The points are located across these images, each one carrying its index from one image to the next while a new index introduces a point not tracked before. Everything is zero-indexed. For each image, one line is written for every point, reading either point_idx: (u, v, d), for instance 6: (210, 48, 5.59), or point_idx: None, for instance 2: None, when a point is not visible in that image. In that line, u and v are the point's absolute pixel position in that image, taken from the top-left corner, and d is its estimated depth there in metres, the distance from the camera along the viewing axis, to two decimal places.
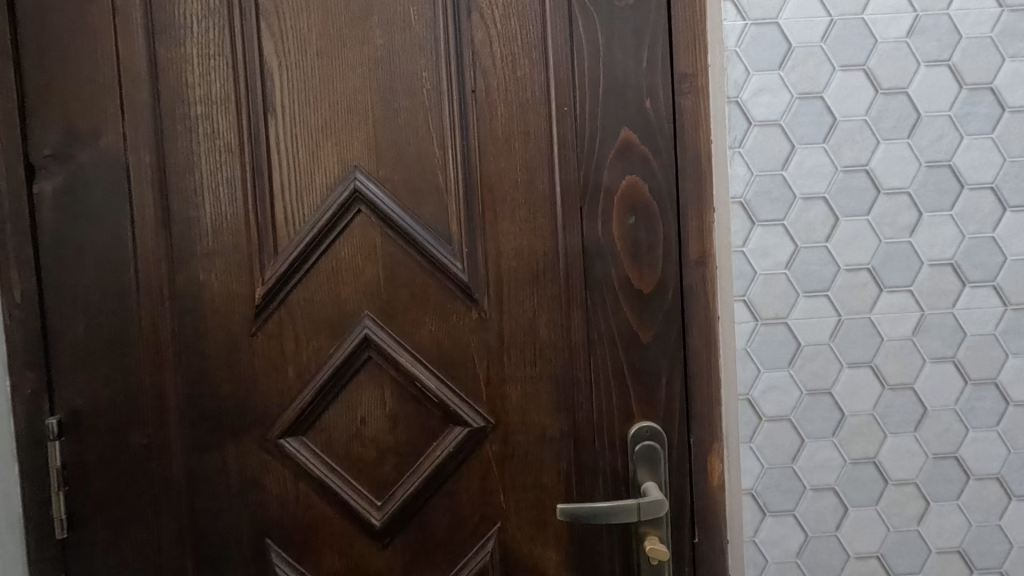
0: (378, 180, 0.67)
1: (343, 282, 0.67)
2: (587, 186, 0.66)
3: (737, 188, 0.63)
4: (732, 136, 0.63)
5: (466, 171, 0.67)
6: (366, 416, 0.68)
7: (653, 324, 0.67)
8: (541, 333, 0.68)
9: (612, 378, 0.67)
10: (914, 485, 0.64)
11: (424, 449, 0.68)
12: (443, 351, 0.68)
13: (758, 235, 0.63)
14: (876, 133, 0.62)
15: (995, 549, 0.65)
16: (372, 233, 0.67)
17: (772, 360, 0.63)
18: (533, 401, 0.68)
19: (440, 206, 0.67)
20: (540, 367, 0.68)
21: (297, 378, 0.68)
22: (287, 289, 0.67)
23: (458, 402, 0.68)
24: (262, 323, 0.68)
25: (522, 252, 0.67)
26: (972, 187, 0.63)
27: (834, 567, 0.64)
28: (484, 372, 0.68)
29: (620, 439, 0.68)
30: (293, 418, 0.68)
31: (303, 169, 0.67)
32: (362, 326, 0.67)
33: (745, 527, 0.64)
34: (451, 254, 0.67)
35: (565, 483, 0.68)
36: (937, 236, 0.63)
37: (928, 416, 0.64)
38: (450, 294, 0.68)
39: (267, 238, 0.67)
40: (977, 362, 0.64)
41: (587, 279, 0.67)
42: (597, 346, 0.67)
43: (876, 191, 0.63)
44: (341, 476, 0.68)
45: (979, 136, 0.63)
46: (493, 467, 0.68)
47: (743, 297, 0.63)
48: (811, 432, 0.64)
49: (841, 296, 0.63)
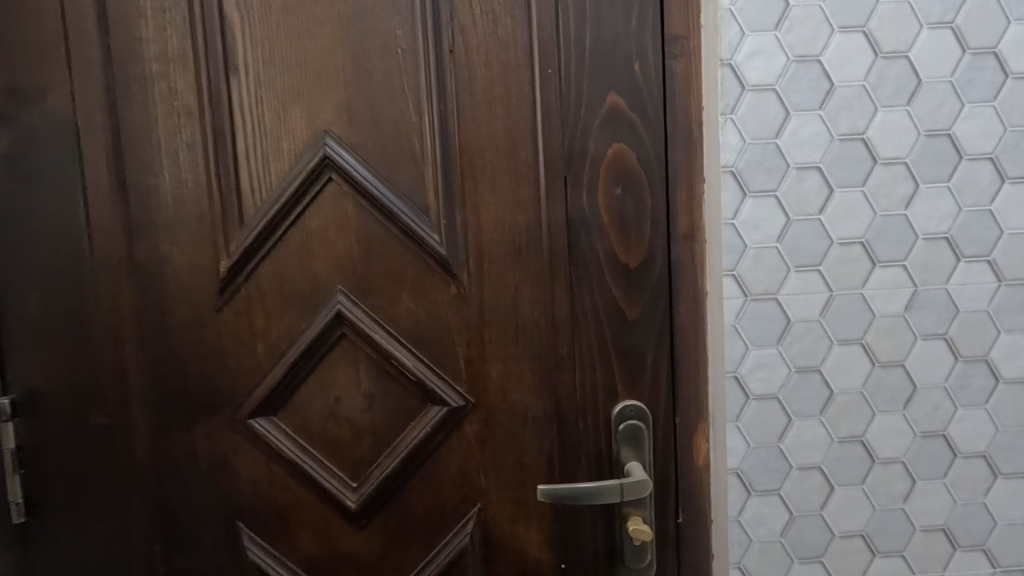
0: (350, 146, 0.63)
1: (314, 255, 0.64)
2: (572, 154, 0.63)
3: (728, 157, 0.60)
4: (724, 102, 0.59)
5: (445, 137, 0.63)
6: (341, 396, 0.66)
7: (640, 300, 0.64)
8: (523, 308, 0.65)
9: (596, 356, 0.65)
10: (901, 463, 0.63)
11: (402, 429, 0.66)
12: (420, 328, 0.65)
13: (749, 207, 0.60)
14: (874, 100, 0.59)
15: (980, 527, 0.64)
16: (344, 203, 0.63)
17: (761, 337, 0.61)
18: (514, 379, 0.65)
19: (417, 175, 0.64)
20: (522, 345, 0.65)
21: (267, 356, 0.65)
22: (256, 262, 0.64)
23: (437, 381, 0.65)
24: (229, 299, 0.64)
25: (503, 225, 0.64)
26: (971, 158, 0.60)
27: (819, 545, 0.64)
28: (463, 349, 0.65)
29: (604, 419, 0.66)
30: (264, 397, 0.65)
31: (270, 134, 0.63)
32: (335, 301, 0.64)
33: (730, 506, 0.63)
34: (428, 225, 0.64)
35: (547, 464, 0.66)
36: (933, 209, 0.61)
37: (918, 394, 0.63)
38: (427, 268, 0.65)
39: (234, 208, 0.63)
40: (969, 339, 0.62)
41: (571, 253, 0.64)
42: (581, 322, 0.65)
43: (873, 161, 0.60)
44: (315, 457, 0.66)
45: (980, 104, 0.60)
46: (473, 448, 0.66)
47: (733, 272, 0.61)
48: (799, 411, 0.62)
49: (833, 271, 0.61)
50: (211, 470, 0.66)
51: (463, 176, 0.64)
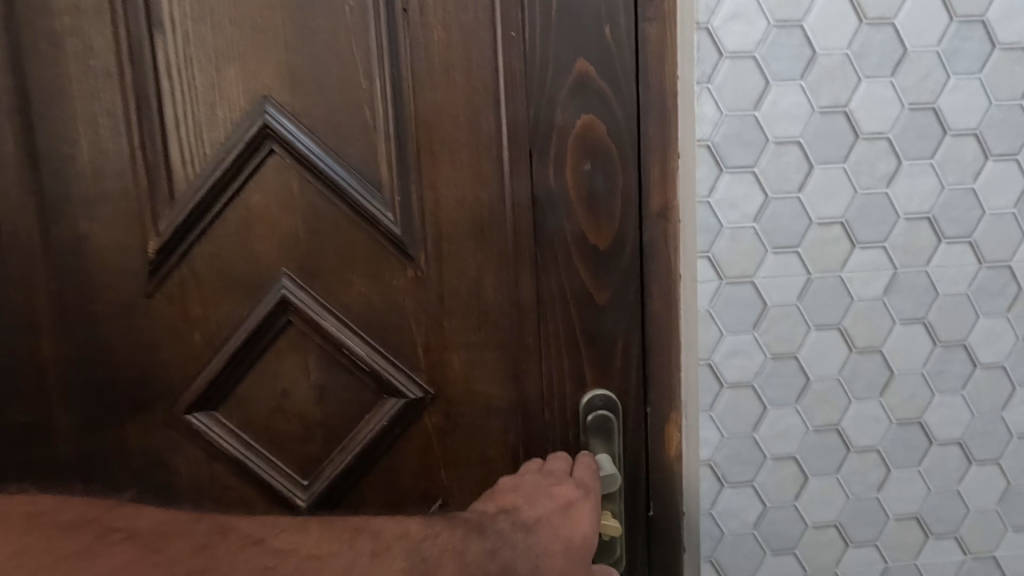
0: (293, 114, 0.57)
1: (255, 236, 0.58)
2: (537, 126, 0.58)
3: (704, 130, 0.56)
4: (700, 70, 0.55)
5: (399, 105, 0.58)
6: (288, 388, 0.61)
7: (609, 284, 0.60)
8: (485, 293, 0.60)
9: (564, 343, 0.61)
10: (876, 452, 0.61)
11: (356, 422, 0.61)
12: (374, 315, 0.60)
13: (725, 184, 0.56)
14: (858, 70, 0.56)
15: (953, 515, 0.63)
16: (288, 178, 0.58)
17: (736, 322, 0.58)
18: (476, 368, 0.61)
19: (368, 147, 0.58)
20: (485, 332, 0.61)
21: (204, 346, 0.59)
22: (190, 243, 0.58)
23: (393, 371, 0.61)
24: (160, 284, 0.58)
25: (464, 202, 0.59)
26: (956, 134, 0.57)
27: (791, 537, 0.61)
28: (422, 338, 0.61)
29: (571, 410, 0.62)
30: (203, 390, 0.60)
31: (202, 100, 0.56)
32: (279, 286, 0.59)
33: (701, 499, 0.60)
34: (381, 203, 0.59)
35: (512, 458, 0.63)
36: (915, 187, 0.58)
37: (894, 381, 0.60)
38: (381, 250, 0.59)
39: (163, 183, 0.57)
40: (947, 323, 0.60)
41: (537, 233, 0.59)
42: (548, 307, 0.61)
43: (855, 136, 0.57)
44: (261, 454, 0.61)
45: (966, 76, 0.57)
46: (433, 441, 0.62)
47: (707, 254, 0.57)
48: (774, 399, 0.59)
49: (812, 252, 0.58)
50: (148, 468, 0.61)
51: (419, 149, 0.58)
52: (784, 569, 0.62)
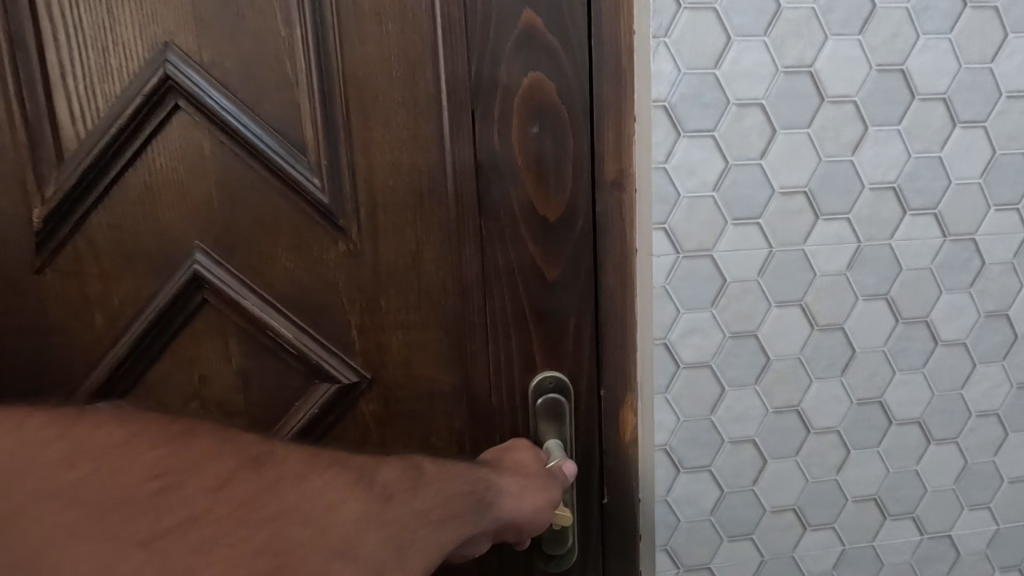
0: (200, 65, 0.50)
1: (163, 204, 0.52)
2: (480, 83, 0.53)
3: (661, 89, 0.51)
4: (656, 23, 0.50)
5: (323, 57, 0.51)
6: (207, 374, 0.55)
7: (560, 258, 0.56)
8: (425, 268, 0.55)
9: (511, 323, 0.57)
10: (835, 433, 0.59)
11: (284, 409, 0.57)
12: (302, 293, 0.55)
13: (683, 149, 0.52)
14: (824, 26, 0.52)
15: (910, 495, 0.61)
16: (198, 138, 0.51)
17: (693, 298, 0.54)
18: (417, 350, 0.56)
19: (290, 104, 0.52)
20: (426, 312, 0.56)
21: (107, 327, 0.54)
22: (86, 213, 0.52)
23: (324, 355, 0.55)
24: (51, 258, 0.52)
25: (399, 168, 0.53)
26: (923, 98, 0.54)
27: (749, 522, 0.59)
28: (356, 318, 0.55)
29: (520, 393, 0.58)
30: (109, 376, 0.54)
31: (92, 48, 0.49)
32: (192, 260, 0.53)
33: (656, 485, 0.57)
34: (305, 167, 0.53)
35: (457, 446, 0.58)
36: (881, 155, 0.55)
37: (856, 359, 0.58)
38: (307, 220, 0.54)
39: (51, 144, 0.51)
40: (910, 299, 0.58)
41: (481, 203, 0.54)
42: (494, 284, 0.56)
43: (820, 99, 0.53)
44: None
45: (936, 36, 0.53)
46: (372, 430, 0.58)
47: (663, 225, 0.53)
48: (733, 380, 0.56)
49: (773, 224, 0.54)
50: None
51: (348, 107, 0.52)
52: (741, 555, 0.60)
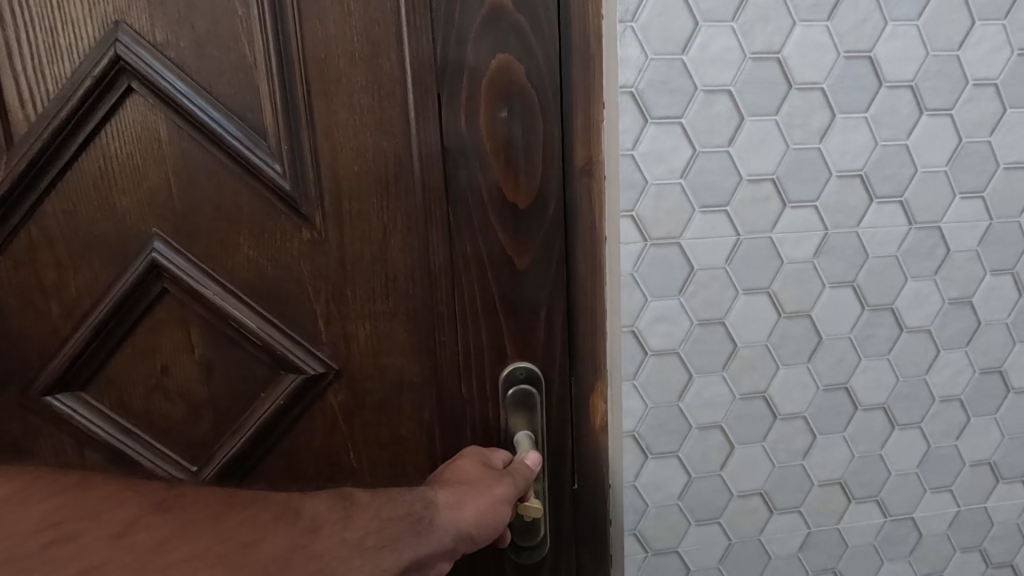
0: (154, 44, 0.49)
1: (118, 190, 0.51)
2: (445, 69, 0.52)
3: (628, 75, 0.50)
4: (623, 6, 0.49)
5: (282, 40, 0.50)
6: (168, 365, 0.54)
7: (531, 246, 0.55)
8: (392, 256, 0.55)
9: (481, 312, 0.56)
10: (802, 418, 0.60)
11: (251, 401, 0.56)
12: (266, 283, 0.54)
13: (650, 136, 0.52)
14: (792, 12, 0.51)
15: (875, 478, 0.62)
16: (153, 121, 0.50)
17: (661, 285, 0.54)
18: (386, 341, 0.56)
19: (248, 86, 0.51)
20: (393, 301, 0.55)
21: (64, 319, 0.53)
22: (37, 200, 0.51)
23: (289, 345, 0.55)
24: (2, 247, 0.51)
25: (363, 152, 0.53)
26: (891, 86, 0.54)
27: (716, 506, 0.60)
28: (322, 309, 0.55)
29: (491, 384, 0.58)
30: (67, 366, 0.53)
31: (40, 28, 0.48)
32: (150, 249, 0.52)
33: (625, 471, 0.58)
34: (265, 152, 0.52)
35: (427, 438, 0.58)
36: (850, 142, 0.55)
37: (823, 345, 0.58)
38: (269, 207, 0.53)
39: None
40: (876, 286, 0.58)
41: (447, 189, 0.54)
42: (462, 272, 0.55)
43: (788, 86, 0.53)
44: (140, 439, 0.55)
45: (905, 23, 0.53)
46: (340, 422, 0.57)
47: (630, 213, 0.53)
48: (700, 367, 0.57)
49: (741, 212, 0.54)
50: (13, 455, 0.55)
51: (309, 90, 0.51)
52: (709, 539, 0.61)
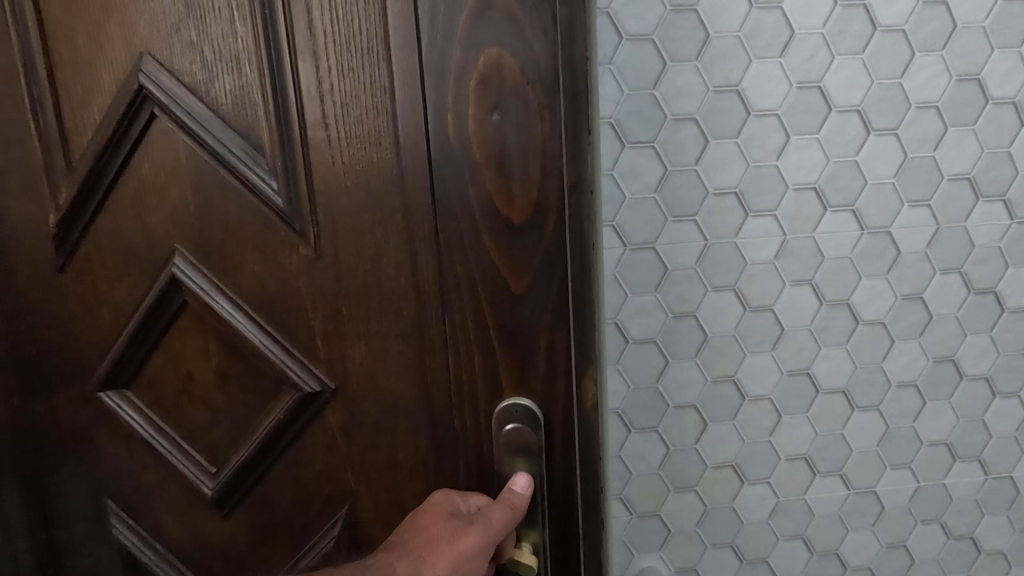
0: (172, 71, 0.58)
1: (150, 208, 0.62)
2: (429, 98, 0.55)
3: (607, 108, 0.61)
4: (602, 52, 0.60)
5: (279, 76, 0.57)
6: (192, 372, 0.65)
7: (527, 271, 0.57)
8: (385, 274, 0.60)
9: (474, 335, 0.59)
10: (768, 400, 0.68)
11: (261, 410, 0.65)
12: (270, 297, 0.62)
13: (627, 158, 0.62)
14: (748, 51, 0.61)
15: (837, 455, 0.70)
16: (173, 146, 0.60)
17: (638, 283, 0.64)
18: (382, 353, 0.61)
19: (254, 115, 0.58)
20: (383, 322, 0.61)
21: (112, 320, 0.65)
22: (92, 215, 0.63)
23: (291, 360, 0.62)
24: (68, 257, 0.64)
25: (357, 168, 0.58)
26: (839, 110, 0.63)
27: (693, 475, 0.69)
28: (320, 324, 0.61)
29: (486, 408, 0.60)
30: (113, 367, 0.65)
31: (85, 70, 0.59)
32: (171, 264, 0.62)
33: (611, 443, 0.68)
34: (263, 169, 0.59)
35: (421, 461, 0.63)
36: (803, 159, 0.63)
37: (785, 336, 0.67)
38: (270, 228, 0.60)
39: (60, 160, 0.62)
40: (833, 284, 0.66)
41: (436, 206, 0.57)
42: (453, 292, 0.59)
43: (746, 112, 0.62)
44: (170, 438, 0.67)
45: (850, 56, 0.62)
46: (337, 440, 0.64)
47: (611, 223, 0.63)
48: (675, 353, 0.66)
49: (708, 220, 0.64)
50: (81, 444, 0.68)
51: (302, 112, 0.57)
52: (687, 505, 0.70)
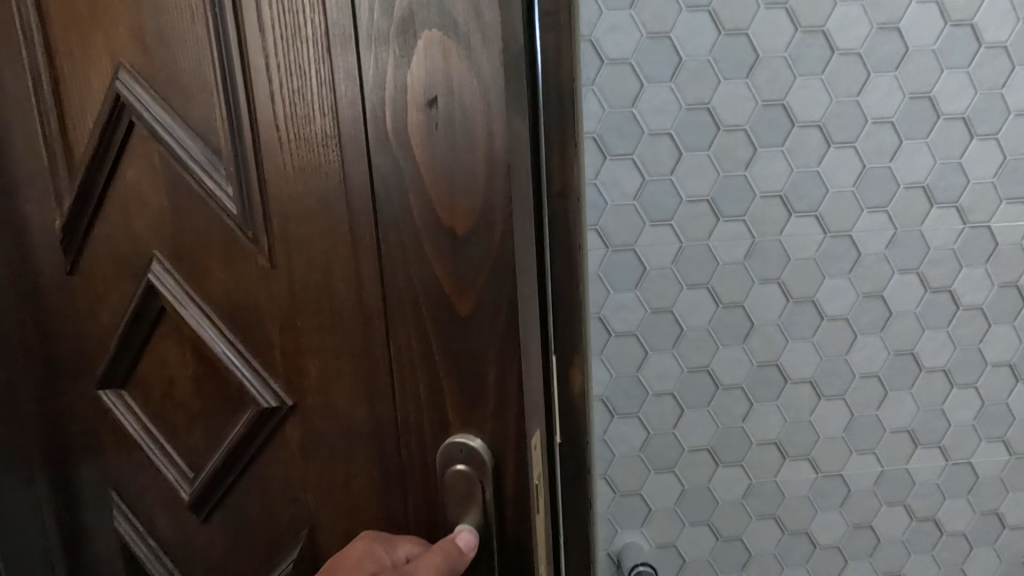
0: (146, 78, 0.53)
1: (133, 213, 0.57)
2: (366, 75, 0.42)
3: (590, 124, 0.68)
4: (585, 75, 0.67)
5: (229, 61, 0.48)
6: (175, 377, 0.60)
7: (475, 289, 0.44)
8: (334, 286, 0.49)
9: (421, 366, 0.46)
10: (740, 389, 0.74)
11: (226, 424, 0.57)
12: (232, 304, 0.54)
13: (608, 169, 0.69)
14: (717, 73, 0.68)
15: (805, 440, 0.76)
16: (148, 149, 0.55)
17: (620, 281, 0.71)
18: (331, 383, 0.51)
19: (210, 109, 0.51)
20: (338, 336, 0.50)
21: (110, 324, 0.62)
22: (89, 223, 0.60)
23: (248, 374, 0.54)
24: (75, 263, 0.62)
25: (305, 164, 0.47)
26: (801, 125, 0.69)
27: (671, 458, 0.75)
28: (277, 339, 0.52)
29: (432, 450, 0.48)
30: (108, 369, 0.63)
31: (79, 79, 0.57)
32: (149, 267, 0.57)
33: (596, 428, 0.75)
34: (220, 175, 0.52)
35: (377, 498, 0.52)
36: (768, 169, 0.70)
37: (755, 330, 0.73)
38: (228, 228, 0.52)
39: (59, 160, 0.60)
40: (798, 283, 0.73)
41: (372, 207, 0.45)
42: (395, 312, 0.46)
43: (716, 127, 0.69)
44: (155, 439, 0.63)
45: (810, 77, 0.68)
46: (297, 458, 0.54)
47: (595, 227, 0.70)
48: (654, 345, 0.73)
49: (682, 225, 0.70)
50: (85, 443, 0.68)
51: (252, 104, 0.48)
52: (666, 486, 0.76)
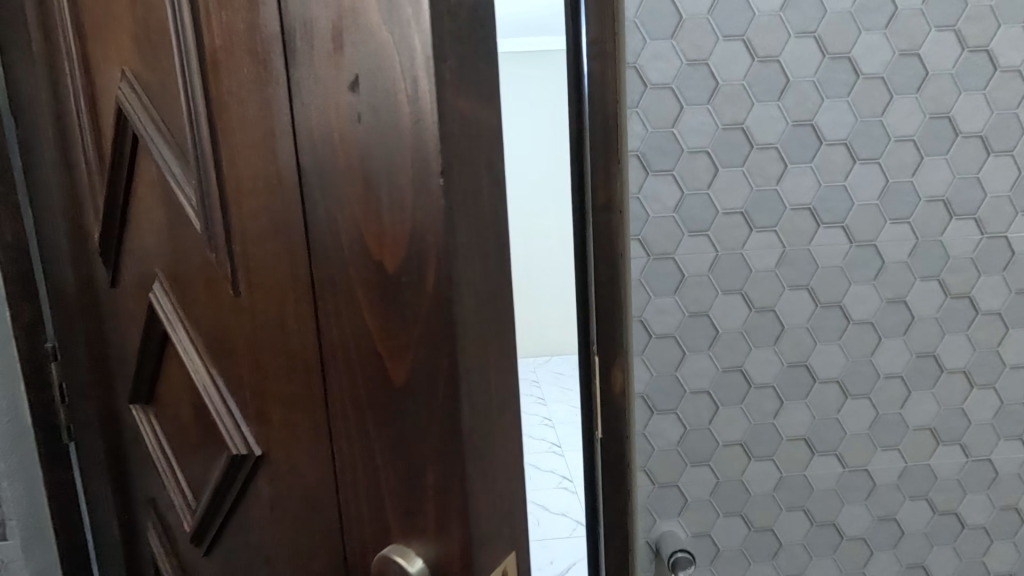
0: (138, 88, 0.55)
1: (142, 230, 0.60)
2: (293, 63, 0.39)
3: (634, 142, 0.74)
4: (630, 98, 0.73)
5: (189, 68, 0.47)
6: (176, 404, 0.61)
7: (416, 340, 0.38)
8: (287, 326, 0.45)
9: (365, 419, 0.42)
10: (772, 388, 0.80)
11: (212, 462, 0.56)
12: (209, 334, 0.53)
13: (651, 183, 0.75)
14: (751, 96, 0.74)
15: (833, 435, 0.82)
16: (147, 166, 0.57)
17: (660, 287, 0.77)
18: (290, 425, 0.47)
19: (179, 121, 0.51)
20: (292, 383, 0.46)
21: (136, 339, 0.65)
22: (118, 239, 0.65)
23: (221, 409, 0.53)
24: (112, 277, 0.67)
25: (253, 185, 0.44)
26: (829, 143, 0.75)
27: (707, 451, 0.81)
28: (243, 377, 0.50)
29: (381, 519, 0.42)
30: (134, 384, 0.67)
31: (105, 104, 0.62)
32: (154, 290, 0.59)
33: (636, 422, 0.80)
34: (188, 190, 0.51)
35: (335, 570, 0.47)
36: (798, 184, 0.76)
37: (785, 333, 0.79)
38: (204, 257, 0.52)
39: (96, 178, 0.66)
40: (826, 288, 0.78)
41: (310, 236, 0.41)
42: (337, 356, 0.42)
43: (751, 145, 0.75)
44: (165, 463, 0.64)
45: (837, 98, 0.74)
46: (267, 511, 0.52)
47: (638, 237, 0.76)
48: (691, 346, 0.78)
49: (718, 235, 0.76)
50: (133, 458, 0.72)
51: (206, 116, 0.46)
52: (702, 477, 0.81)
